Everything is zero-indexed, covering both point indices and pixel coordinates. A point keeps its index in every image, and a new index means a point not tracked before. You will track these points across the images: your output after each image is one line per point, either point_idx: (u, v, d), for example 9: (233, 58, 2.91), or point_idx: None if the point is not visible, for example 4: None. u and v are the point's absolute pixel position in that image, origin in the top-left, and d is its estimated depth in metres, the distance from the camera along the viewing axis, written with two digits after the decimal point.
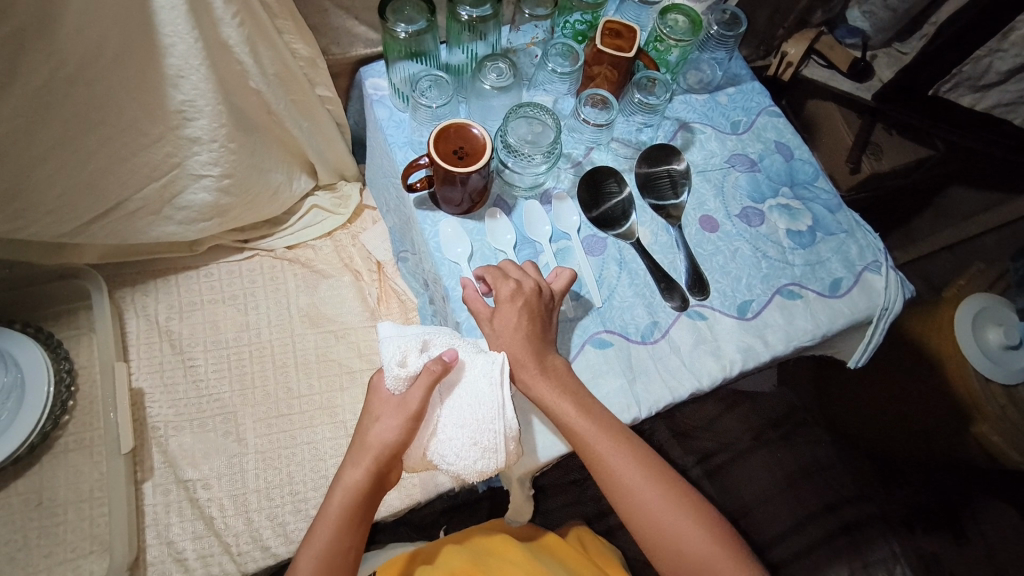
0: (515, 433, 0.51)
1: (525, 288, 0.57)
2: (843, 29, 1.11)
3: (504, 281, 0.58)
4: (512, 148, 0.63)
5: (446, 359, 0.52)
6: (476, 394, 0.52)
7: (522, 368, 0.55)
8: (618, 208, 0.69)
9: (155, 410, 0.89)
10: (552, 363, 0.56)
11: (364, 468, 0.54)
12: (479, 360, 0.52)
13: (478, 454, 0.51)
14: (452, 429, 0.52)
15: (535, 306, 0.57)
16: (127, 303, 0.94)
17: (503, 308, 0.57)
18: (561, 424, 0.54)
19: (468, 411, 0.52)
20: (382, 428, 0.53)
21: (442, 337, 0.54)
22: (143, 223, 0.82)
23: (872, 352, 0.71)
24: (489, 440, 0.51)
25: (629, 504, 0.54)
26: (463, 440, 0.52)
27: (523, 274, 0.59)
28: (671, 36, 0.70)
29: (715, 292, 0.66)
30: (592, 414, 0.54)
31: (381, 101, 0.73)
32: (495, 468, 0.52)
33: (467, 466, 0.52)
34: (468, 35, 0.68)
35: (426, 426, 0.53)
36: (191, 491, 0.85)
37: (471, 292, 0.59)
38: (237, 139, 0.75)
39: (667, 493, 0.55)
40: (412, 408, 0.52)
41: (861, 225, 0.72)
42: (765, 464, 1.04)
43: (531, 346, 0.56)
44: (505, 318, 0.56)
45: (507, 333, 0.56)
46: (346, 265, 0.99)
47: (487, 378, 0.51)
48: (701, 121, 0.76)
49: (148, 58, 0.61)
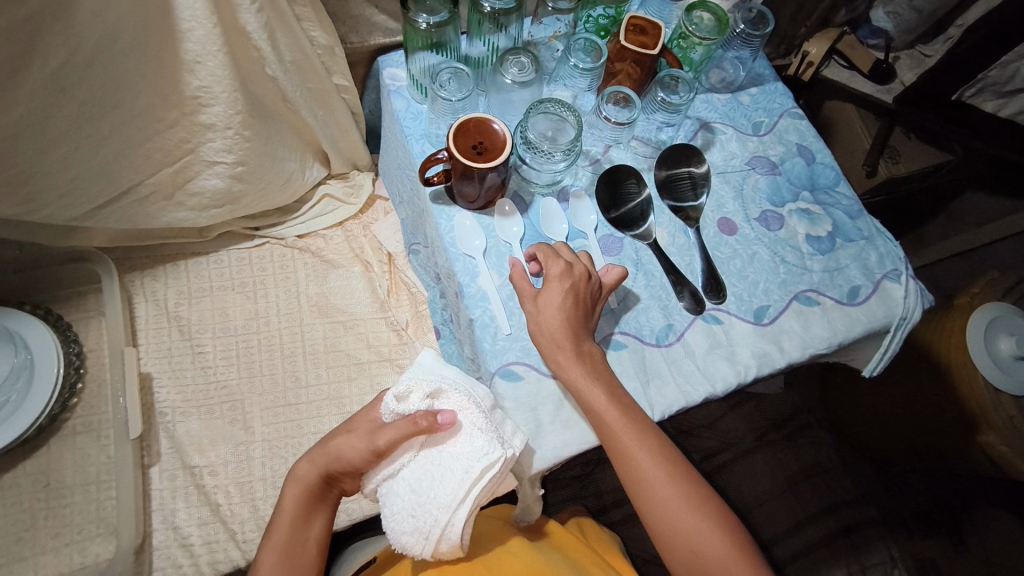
0: (452, 534, 0.52)
1: (575, 272, 0.59)
2: (866, 29, 1.08)
3: (553, 260, 0.59)
4: (531, 144, 0.61)
5: (439, 419, 0.52)
6: (448, 472, 0.52)
7: (560, 349, 0.56)
8: (637, 208, 0.68)
9: (163, 395, 0.89)
10: (587, 350, 0.57)
11: (316, 467, 0.58)
12: (472, 442, 0.51)
13: (409, 528, 0.52)
14: (406, 486, 0.53)
15: (582, 290, 0.58)
16: (136, 287, 0.94)
17: (550, 287, 0.58)
18: (589, 412, 0.55)
19: (431, 480, 0.52)
20: (342, 438, 0.57)
21: (457, 394, 0.54)
22: (155, 208, 0.81)
23: (887, 362, 0.69)
24: (426, 525, 0.52)
25: (648, 498, 0.55)
26: (405, 503, 0.53)
27: (575, 257, 0.60)
28: (696, 33, 0.69)
29: (731, 296, 0.65)
30: (621, 404, 0.55)
31: (398, 92, 0.72)
32: (417, 550, 0.53)
33: (394, 529, 0.53)
34: (489, 26, 0.67)
35: (389, 464, 0.55)
36: (198, 477, 0.85)
37: (517, 272, 0.60)
38: (251, 126, 0.74)
39: (689, 494, 0.55)
40: (377, 443, 0.54)
41: (881, 232, 0.71)
42: (768, 465, 1.04)
43: (570, 329, 0.57)
44: (549, 298, 0.57)
45: (551, 312, 0.57)
46: (356, 256, 0.98)
47: (463, 465, 0.51)
48: (723, 121, 0.75)
49: (166, 43, 0.60)
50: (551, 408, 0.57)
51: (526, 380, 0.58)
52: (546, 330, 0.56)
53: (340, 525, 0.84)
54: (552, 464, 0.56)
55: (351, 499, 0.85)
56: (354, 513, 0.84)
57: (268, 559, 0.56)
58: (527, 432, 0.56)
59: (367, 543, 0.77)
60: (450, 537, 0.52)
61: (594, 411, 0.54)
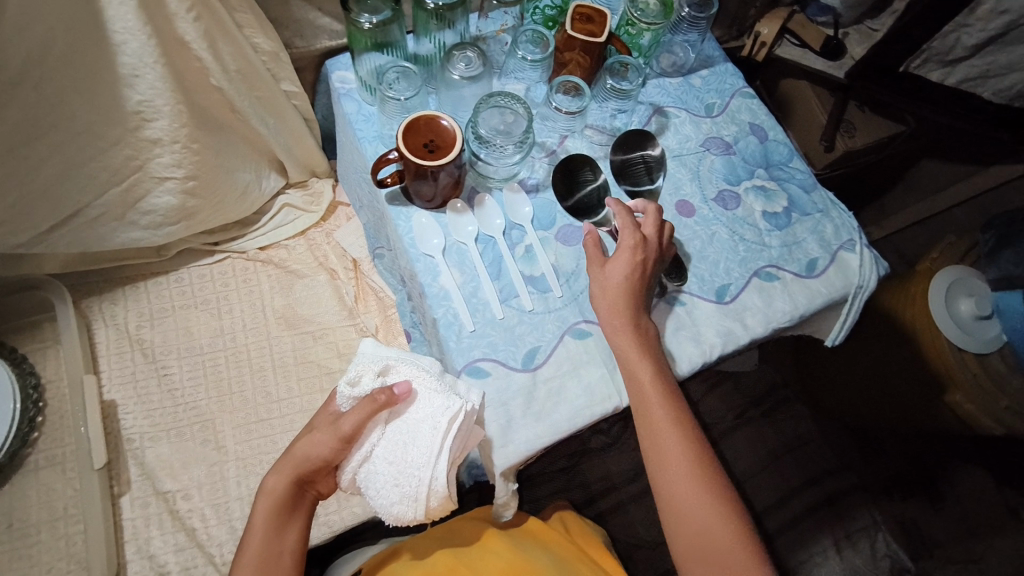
0: (441, 486, 0.51)
1: (647, 247, 0.60)
2: (814, 7, 1.10)
3: (629, 231, 0.60)
4: (483, 139, 0.61)
5: (396, 392, 0.52)
6: (419, 433, 0.52)
7: (619, 317, 0.58)
8: (594, 194, 0.68)
9: (130, 422, 0.86)
10: (644, 326, 0.58)
11: (286, 475, 0.57)
12: (432, 401, 0.52)
13: (397, 497, 0.52)
14: (382, 462, 0.53)
15: (647, 265, 0.60)
16: (94, 312, 0.91)
17: (620, 256, 0.59)
18: (633, 383, 0.57)
19: (403, 448, 0.52)
20: (306, 439, 0.56)
21: (406, 366, 0.54)
22: (106, 229, 0.79)
23: (848, 331, 0.71)
24: (412, 488, 0.52)
25: (665, 475, 0.56)
26: (386, 478, 0.53)
27: (648, 230, 0.61)
28: (643, 19, 0.69)
29: (692, 278, 0.66)
30: (665, 380, 0.57)
31: (348, 95, 0.71)
32: (411, 516, 0.53)
33: (383, 505, 0.53)
34: (435, 24, 0.66)
35: (358, 450, 0.54)
36: (171, 503, 0.83)
37: (591, 239, 0.61)
38: (199, 139, 0.72)
39: (705, 475, 0.56)
40: (343, 429, 0.53)
41: (836, 204, 0.72)
42: (750, 441, 1.08)
43: (632, 301, 0.58)
44: (618, 266, 0.59)
45: (616, 281, 0.59)
46: (321, 264, 0.96)
47: (430, 423, 0.51)
48: (676, 105, 0.75)
49: (98, 57, 0.58)
50: (520, 402, 0.57)
51: (493, 376, 0.57)
52: (609, 295, 0.58)
53: (321, 538, 0.83)
54: (525, 459, 0.55)
55: (331, 510, 0.85)
56: (336, 525, 0.84)
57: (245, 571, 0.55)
58: (498, 428, 0.55)
59: (356, 555, 0.77)
60: (437, 491, 0.52)
61: (638, 381, 0.56)
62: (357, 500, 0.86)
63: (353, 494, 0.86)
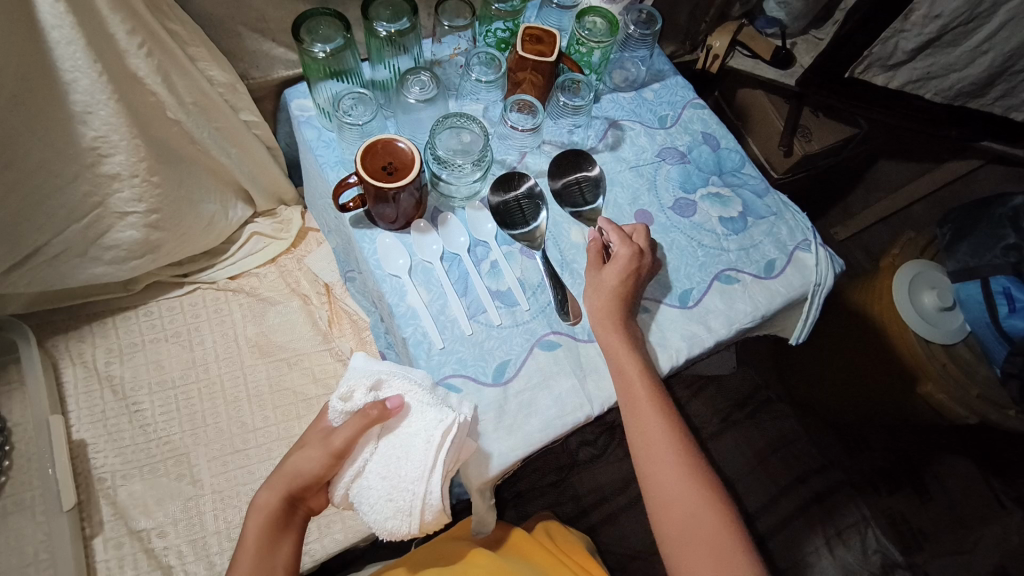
0: (433, 501, 0.51)
1: (642, 259, 0.62)
2: (762, 20, 1.16)
3: (625, 242, 0.62)
4: (442, 160, 0.62)
5: (388, 406, 0.52)
6: (412, 447, 0.51)
7: (609, 317, 0.60)
8: (514, 208, 0.67)
9: (101, 461, 0.84)
10: (633, 327, 0.60)
11: (277, 492, 0.57)
12: (425, 415, 0.52)
13: (391, 512, 0.52)
14: (375, 476, 0.52)
15: (638, 274, 0.62)
16: (61, 351, 0.89)
17: (615, 263, 0.61)
18: (620, 374, 0.58)
19: (396, 463, 0.52)
20: (297, 455, 0.57)
21: (397, 380, 0.54)
22: (70, 265, 0.78)
23: (810, 328, 0.73)
24: (406, 502, 0.51)
25: (650, 460, 0.58)
26: (379, 493, 0.52)
27: (643, 245, 0.64)
28: (591, 38, 0.72)
29: (655, 285, 0.67)
30: (650, 374, 0.59)
31: (308, 121, 0.73)
32: (405, 530, 0.52)
33: (377, 520, 0.52)
34: (389, 50, 0.68)
35: (350, 465, 0.54)
36: (146, 541, 0.80)
37: (594, 245, 0.64)
38: (159, 172, 0.72)
39: (691, 463, 0.58)
40: (335, 444, 0.53)
41: (788, 206, 0.74)
42: (735, 443, 1.10)
43: (622, 305, 0.60)
44: (612, 272, 0.61)
45: (610, 286, 0.61)
46: (293, 290, 0.96)
47: (423, 436, 0.51)
48: (630, 118, 0.78)
49: (51, 95, 0.58)
50: (493, 416, 0.57)
51: (464, 392, 0.57)
52: (601, 299, 0.60)
53: (304, 568, 0.80)
54: (502, 472, 0.55)
55: (312, 539, 0.81)
56: (318, 553, 0.81)
57: None
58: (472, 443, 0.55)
59: None
60: (431, 506, 0.51)
61: (625, 374, 0.58)
62: (339, 527, 0.82)
63: (334, 521, 0.82)
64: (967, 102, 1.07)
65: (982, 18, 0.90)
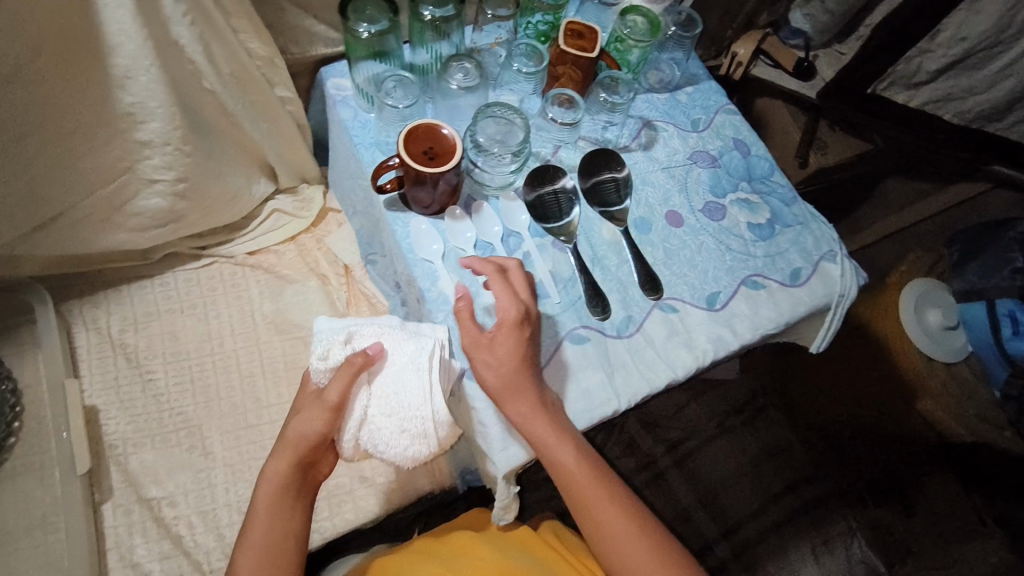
0: (443, 417, 0.58)
1: (522, 314, 0.56)
2: (786, 30, 1.15)
3: (509, 300, 0.55)
4: (481, 147, 0.63)
5: (370, 353, 0.57)
6: (406, 378, 0.57)
7: (520, 401, 0.53)
8: (552, 201, 0.67)
9: (112, 427, 0.84)
10: (547, 400, 0.55)
11: (287, 458, 0.57)
12: (406, 348, 0.57)
13: (410, 439, 0.58)
14: (382, 415, 0.58)
15: (530, 333, 0.56)
16: (75, 315, 0.89)
17: (506, 330, 0.55)
18: (560, 468, 0.54)
19: (396, 397, 0.57)
20: (297, 418, 0.57)
21: (367, 329, 0.58)
22: (92, 230, 0.78)
23: (831, 337, 0.74)
24: (419, 427, 0.58)
25: (607, 541, 0.56)
26: (392, 428, 0.58)
27: (524, 296, 0.57)
28: (632, 36, 0.73)
29: (684, 286, 0.67)
30: (586, 451, 0.56)
31: (344, 101, 0.72)
32: (427, 450, 0.60)
33: (399, 450, 0.59)
34: (431, 34, 0.68)
35: (353, 416, 0.58)
36: (156, 510, 0.80)
37: (464, 308, 0.56)
38: (191, 142, 0.72)
39: (646, 535, 0.57)
40: (330, 400, 0.56)
41: (815, 217, 0.75)
42: (728, 449, 1.11)
43: (530, 378, 0.55)
44: (508, 342, 0.54)
45: (510, 361, 0.54)
46: (312, 269, 0.96)
47: (413, 366, 0.57)
48: (664, 119, 0.78)
49: (93, 57, 0.58)
50: None
51: None
52: (506, 375, 0.54)
53: (313, 545, 0.80)
54: (527, 461, 0.56)
55: (322, 517, 0.81)
56: (327, 531, 0.81)
57: (251, 556, 0.54)
58: (500, 432, 0.56)
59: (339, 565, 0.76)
60: (442, 423, 0.58)
61: (564, 467, 0.54)
62: (349, 507, 0.82)
63: (344, 501, 0.83)
64: (983, 125, 1.10)
65: (1007, 43, 0.93)
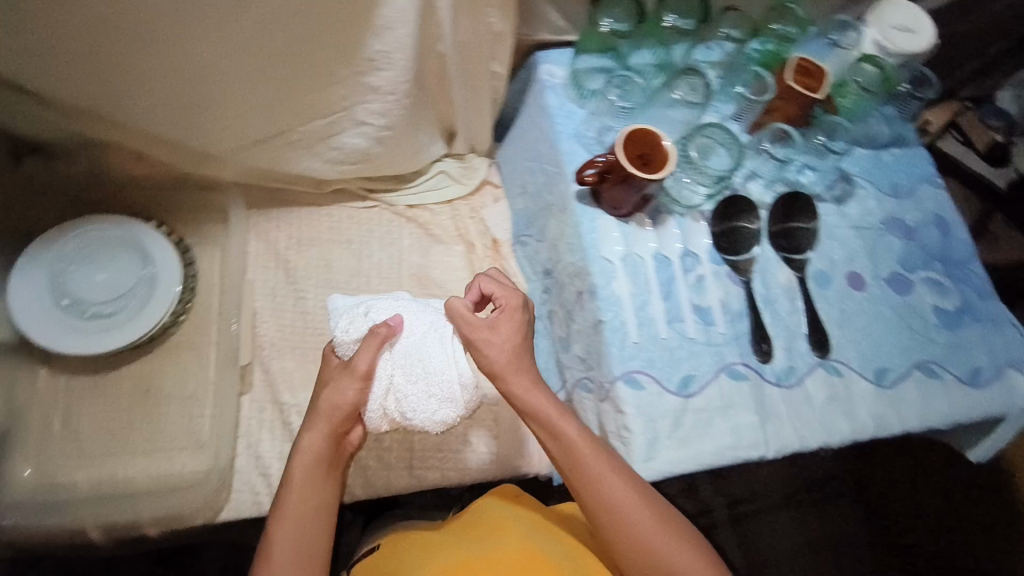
0: (469, 379, 0.56)
1: (517, 304, 0.59)
2: (988, 108, 1.07)
3: (510, 292, 0.59)
4: (692, 160, 0.69)
5: (392, 322, 0.57)
6: (428, 344, 0.56)
7: (515, 375, 0.56)
8: (744, 236, 0.67)
9: (264, 329, 0.91)
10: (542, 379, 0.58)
11: (319, 431, 0.59)
12: (421, 316, 0.58)
13: (438, 405, 0.56)
14: (406, 382, 0.55)
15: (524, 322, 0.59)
16: (253, 222, 0.96)
17: (503, 319, 0.58)
18: (565, 448, 0.55)
19: (419, 363, 0.56)
20: (328, 391, 0.59)
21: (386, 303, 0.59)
22: (296, 154, 0.85)
23: (996, 450, 0.72)
24: (445, 391, 0.55)
25: (621, 530, 0.54)
26: (418, 394, 0.55)
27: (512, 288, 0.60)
28: (857, 84, 0.73)
29: (854, 354, 0.64)
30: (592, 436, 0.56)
31: (553, 88, 0.73)
32: (454, 416, 0.56)
33: (428, 418, 0.56)
34: (663, 42, 0.75)
35: (381, 384, 0.57)
36: (285, 414, 0.86)
37: (461, 305, 0.57)
38: (411, 95, 0.77)
39: (662, 522, 0.55)
40: (360, 368, 0.56)
41: (1009, 321, 0.69)
42: (791, 523, 1.04)
43: (522, 355, 0.57)
44: (507, 327, 0.57)
45: (503, 340, 0.57)
46: (461, 235, 1.00)
47: (434, 333, 0.57)
48: (863, 176, 0.74)
49: (367, 4, 0.63)
50: (668, 423, 0.57)
51: (647, 391, 0.58)
52: (503, 354, 0.56)
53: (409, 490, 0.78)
54: (664, 479, 0.57)
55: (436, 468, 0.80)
56: (430, 482, 0.78)
57: (287, 527, 0.56)
58: (644, 445, 0.57)
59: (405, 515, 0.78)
60: (468, 387, 0.56)
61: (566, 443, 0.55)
62: None
63: None
64: None
65: None
